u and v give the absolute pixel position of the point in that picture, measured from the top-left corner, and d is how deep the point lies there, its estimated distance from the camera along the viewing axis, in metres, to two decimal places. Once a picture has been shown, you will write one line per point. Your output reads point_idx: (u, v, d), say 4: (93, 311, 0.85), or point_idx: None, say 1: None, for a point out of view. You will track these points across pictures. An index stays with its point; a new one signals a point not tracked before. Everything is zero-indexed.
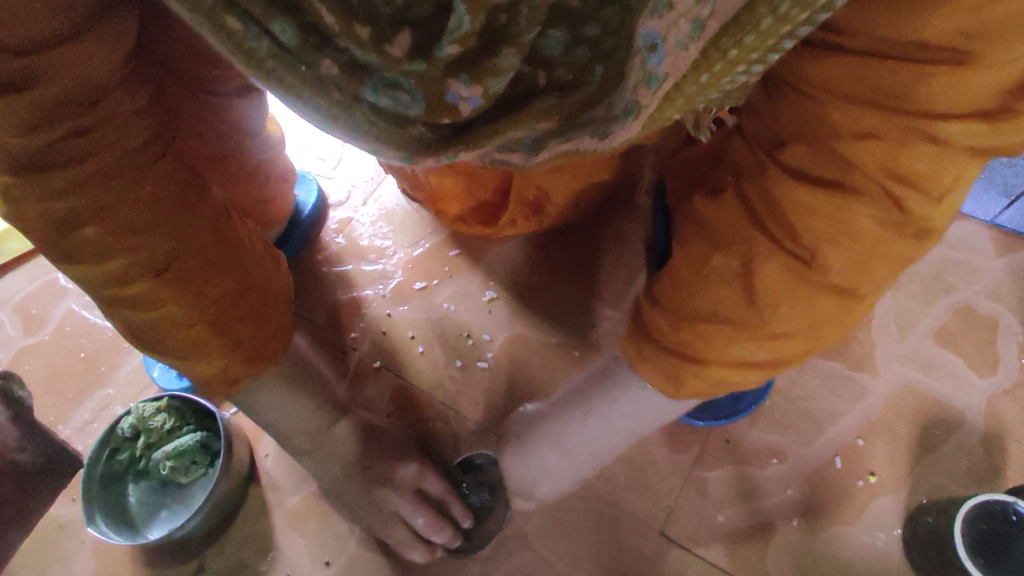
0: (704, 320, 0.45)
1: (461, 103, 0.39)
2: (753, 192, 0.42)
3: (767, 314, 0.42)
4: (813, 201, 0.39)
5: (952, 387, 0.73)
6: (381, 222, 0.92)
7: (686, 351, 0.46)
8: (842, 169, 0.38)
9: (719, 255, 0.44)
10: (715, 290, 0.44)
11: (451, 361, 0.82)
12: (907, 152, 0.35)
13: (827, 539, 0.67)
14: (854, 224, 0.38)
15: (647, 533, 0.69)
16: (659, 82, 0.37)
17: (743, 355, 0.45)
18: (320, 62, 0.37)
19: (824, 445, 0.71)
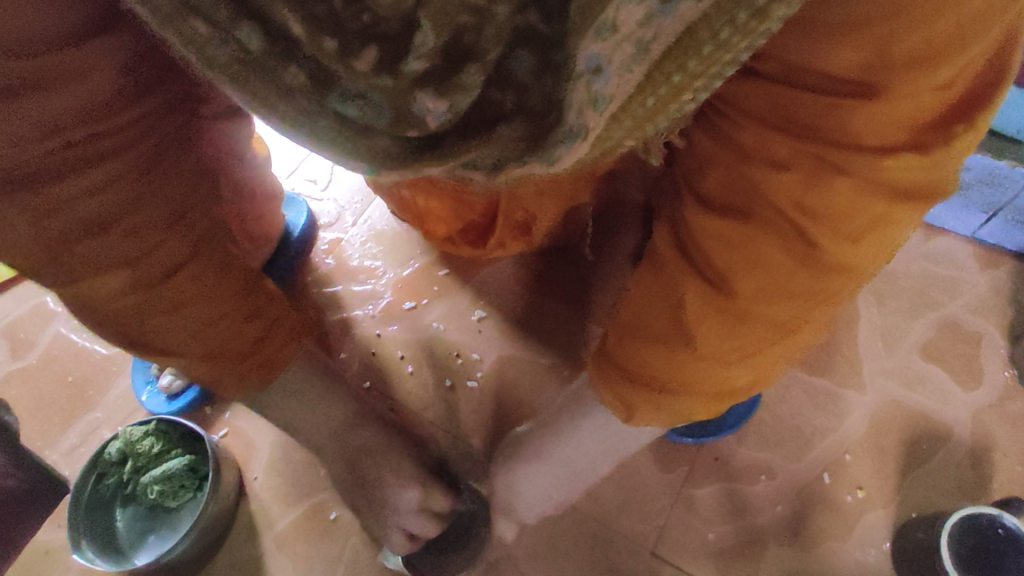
0: (645, 343, 0.45)
1: (426, 116, 0.40)
2: (680, 219, 0.43)
3: (694, 339, 0.43)
4: (726, 230, 0.39)
5: (937, 402, 0.73)
6: (371, 243, 0.93)
7: (633, 372, 0.47)
8: (755, 200, 0.38)
9: (653, 279, 0.45)
10: (653, 314, 0.45)
11: (442, 381, 0.82)
12: (818, 185, 0.35)
13: (818, 556, 0.67)
14: (764, 255, 0.38)
15: (637, 554, 0.69)
16: (605, 103, 0.35)
17: (682, 382, 0.45)
18: (285, 70, 0.39)
19: (813, 461, 0.71)
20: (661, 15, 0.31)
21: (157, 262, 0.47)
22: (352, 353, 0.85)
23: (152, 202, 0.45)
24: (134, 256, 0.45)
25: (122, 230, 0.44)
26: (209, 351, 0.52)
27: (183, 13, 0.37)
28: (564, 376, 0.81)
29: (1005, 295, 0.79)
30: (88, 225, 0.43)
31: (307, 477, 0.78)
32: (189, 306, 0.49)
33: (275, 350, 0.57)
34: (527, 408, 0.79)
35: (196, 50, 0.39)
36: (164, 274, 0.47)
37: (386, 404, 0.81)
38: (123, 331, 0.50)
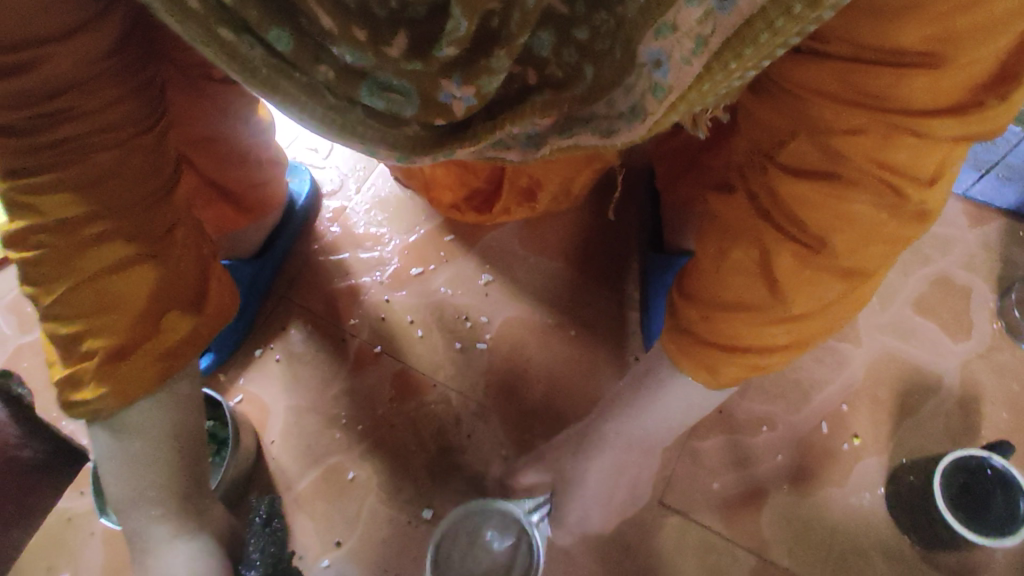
0: (732, 309, 0.46)
1: (453, 102, 0.42)
2: (758, 189, 0.46)
3: (787, 297, 0.45)
4: (812, 192, 0.42)
5: (930, 354, 0.76)
6: (375, 211, 0.94)
7: (718, 339, 0.48)
8: (836, 163, 0.41)
9: (735, 246, 0.46)
10: (739, 284, 0.46)
11: (452, 344, 0.84)
12: (895, 144, 0.39)
13: (816, 501, 0.71)
14: (851, 210, 0.41)
15: (646, 503, 0.72)
16: (664, 92, 0.40)
17: (773, 342, 0.47)
18: (316, 67, 0.40)
19: (811, 412, 0.75)
20: (719, 11, 0.36)
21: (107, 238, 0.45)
22: (362, 320, 0.86)
23: (129, 169, 0.46)
24: (86, 228, 0.45)
25: (81, 196, 0.44)
26: (180, 295, 0.49)
27: (212, 21, 0.37)
28: (570, 337, 0.83)
29: (994, 251, 0.82)
30: (45, 182, 0.43)
31: (322, 438, 0.80)
32: (116, 288, 0.46)
33: (171, 364, 0.49)
34: (536, 369, 0.82)
35: (230, 56, 0.39)
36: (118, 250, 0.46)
37: (397, 367, 0.83)
38: (62, 296, 0.46)
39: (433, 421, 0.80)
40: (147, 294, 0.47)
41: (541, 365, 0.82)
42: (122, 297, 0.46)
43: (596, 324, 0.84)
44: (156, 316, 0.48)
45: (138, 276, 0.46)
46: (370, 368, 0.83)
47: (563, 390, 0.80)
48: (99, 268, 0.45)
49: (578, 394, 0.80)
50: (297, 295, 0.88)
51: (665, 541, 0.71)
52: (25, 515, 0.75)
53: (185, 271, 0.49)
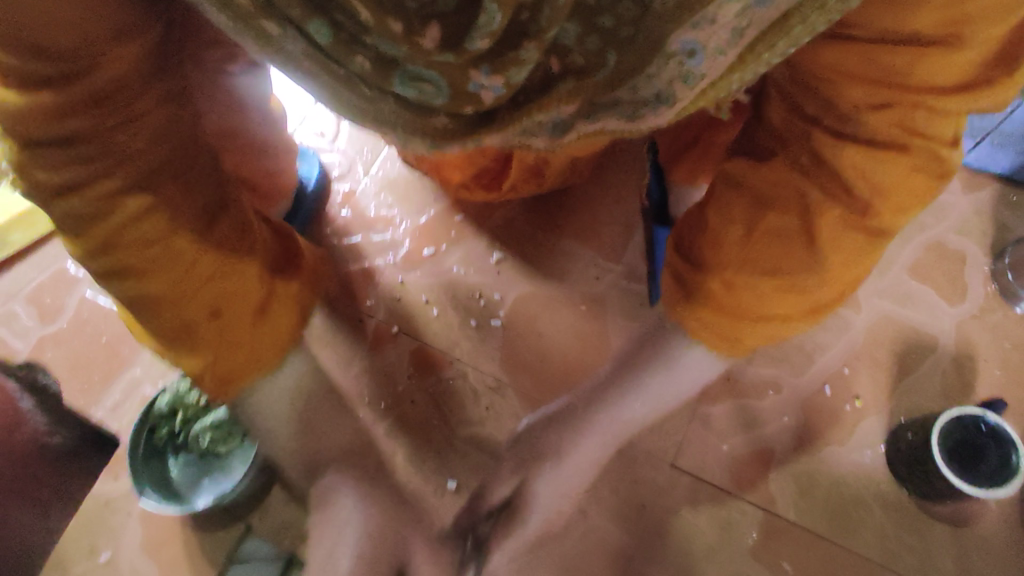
0: (770, 276, 0.50)
1: (481, 91, 0.43)
2: (794, 158, 0.48)
3: (822, 258, 0.48)
4: (849, 160, 0.45)
5: (926, 316, 0.80)
6: (384, 193, 0.95)
7: (748, 311, 0.52)
8: (865, 134, 0.44)
9: (773, 214, 0.49)
10: (779, 254, 0.49)
11: (467, 321, 0.87)
12: (916, 115, 0.42)
13: (820, 459, 0.75)
14: (880, 175, 0.44)
15: (660, 466, 0.77)
16: (695, 80, 0.43)
17: (810, 299, 0.51)
18: (352, 58, 0.41)
19: (814, 375, 0.78)
20: (756, 6, 0.38)
21: (184, 231, 0.48)
22: (378, 300, 0.89)
23: (180, 159, 0.47)
24: (161, 224, 0.46)
25: (149, 195, 0.45)
26: (253, 277, 0.53)
27: (255, 15, 0.38)
28: (582, 311, 0.86)
29: (989, 215, 0.84)
30: (112, 192, 0.43)
31: None
32: (207, 275, 0.49)
33: (269, 328, 0.57)
34: (549, 343, 0.85)
35: (272, 48, 0.40)
36: (196, 243, 0.48)
37: (415, 345, 0.86)
38: (139, 294, 0.48)
39: (453, 396, 0.83)
40: (223, 274, 0.51)
41: (553, 339, 0.85)
42: (219, 282, 0.50)
43: (606, 298, 0.86)
44: (235, 290, 0.52)
45: (216, 261, 0.50)
46: (389, 347, 0.86)
47: (576, 363, 0.84)
48: (184, 265, 0.48)
49: (590, 366, 0.83)
50: None
51: (679, 501, 0.75)
52: None
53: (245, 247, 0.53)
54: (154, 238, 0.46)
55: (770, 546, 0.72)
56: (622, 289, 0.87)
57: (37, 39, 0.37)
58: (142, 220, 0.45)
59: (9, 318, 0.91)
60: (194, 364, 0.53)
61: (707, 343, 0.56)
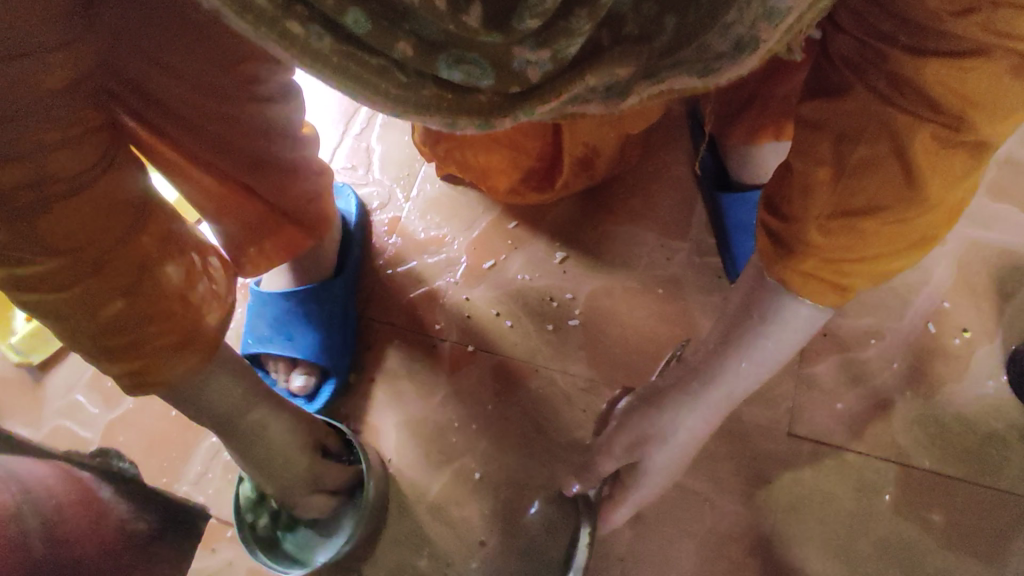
0: (865, 216, 0.40)
1: (525, 67, 0.38)
2: (871, 85, 0.40)
3: (924, 189, 0.39)
4: (938, 75, 0.36)
5: (1016, 235, 0.77)
6: (430, 214, 0.94)
7: (847, 256, 0.42)
8: (950, 42, 0.36)
9: (862, 146, 0.40)
10: (868, 188, 0.40)
11: (544, 326, 0.84)
12: (1013, 10, 0.34)
13: (943, 399, 0.72)
14: (975, 85, 0.36)
15: (776, 436, 0.73)
16: (781, 16, 0.38)
17: (908, 237, 0.41)
18: (395, 45, 0.34)
19: (915, 315, 0.75)
20: None
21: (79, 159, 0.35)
22: (447, 322, 0.86)
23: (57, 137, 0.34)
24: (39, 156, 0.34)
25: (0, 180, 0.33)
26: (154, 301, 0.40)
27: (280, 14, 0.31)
28: (659, 294, 0.83)
29: None
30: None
31: (439, 446, 0.80)
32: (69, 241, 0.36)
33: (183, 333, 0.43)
34: (631, 333, 0.82)
35: (296, 48, 0.32)
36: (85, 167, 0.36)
37: (495, 360, 0.84)
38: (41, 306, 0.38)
39: (544, 405, 0.80)
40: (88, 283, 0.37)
41: (635, 328, 0.82)
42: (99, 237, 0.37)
43: (679, 278, 0.84)
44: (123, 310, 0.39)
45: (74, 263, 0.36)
46: (468, 367, 0.84)
47: (665, 347, 0.81)
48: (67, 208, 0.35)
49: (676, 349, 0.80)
50: (377, 312, 0.88)
51: (805, 469, 0.72)
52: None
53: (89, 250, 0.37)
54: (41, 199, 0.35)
55: (911, 498, 0.69)
56: (694, 264, 0.84)
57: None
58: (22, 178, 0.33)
59: (73, 410, 0.88)
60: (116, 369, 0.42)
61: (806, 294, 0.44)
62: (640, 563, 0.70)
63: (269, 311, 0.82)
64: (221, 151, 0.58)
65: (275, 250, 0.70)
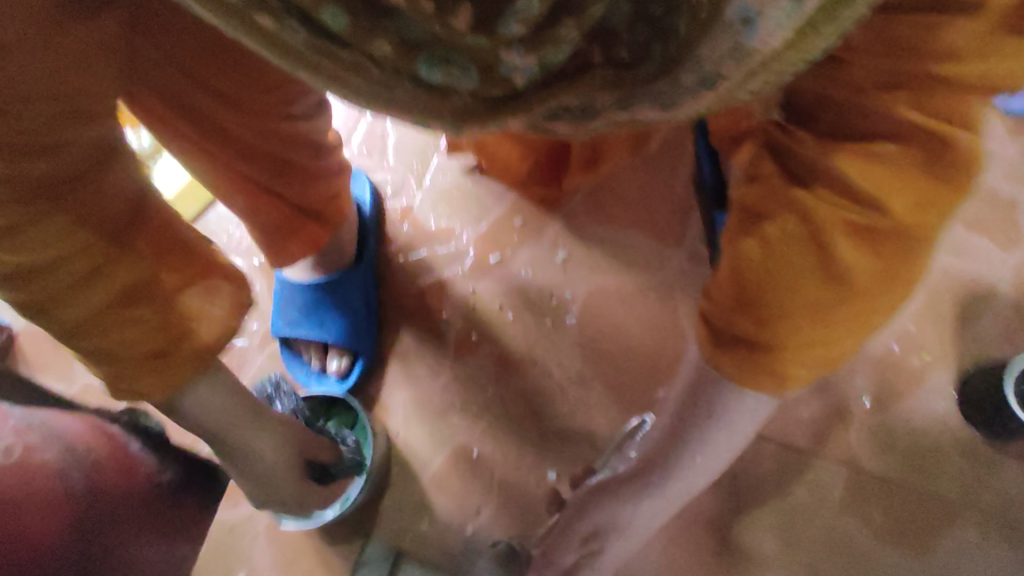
0: (778, 313, 0.36)
1: (513, 73, 0.33)
2: (784, 162, 0.37)
3: (848, 287, 0.35)
4: (853, 163, 0.33)
5: (983, 267, 0.83)
6: (440, 205, 1.00)
7: (754, 342, 0.38)
8: (873, 128, 0.33)
9: (773, 229, 0.36)
10: (786, 280, 0.36)
11: (542, 320, 0.92)
12: (934, 99, 0.31)
13: (896, 413, 0.80)
14: (891, 174, 0.33)
15: (745, 437, 0.82)
16: (748, 57, 0.31)
17: (830, 332, 0.37)
18: (374, 43, 0.31)
19: (882, 335, 0.82)
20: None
21: (120, 257, 0.40)
22: (452, 311, 0.94)
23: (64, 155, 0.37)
24: (92, 251, 0.39)
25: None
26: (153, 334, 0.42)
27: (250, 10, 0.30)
28: (651, 298, 0.90)
29: None
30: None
31: (442, 425, 0.88)
32: (123, 327, 0.41)
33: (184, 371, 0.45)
34: (622, 332, 0.89)
35: (272, 45, 0.32)
36: (125, 268, 0.41)
37: (496, 350, 0.91)
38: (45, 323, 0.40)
39: (537, 393, 0.88)
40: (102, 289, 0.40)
41: (626, 327, 0.89)
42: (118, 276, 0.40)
43: (670, 283, 0.90)
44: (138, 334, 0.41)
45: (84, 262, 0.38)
46: (471, 354, 0.91)
47: (653, 348, 0.88)
48: (111, 289, 0.40)
49: (662, 350, 0.88)
50: (388, 296, 0.96)
51: (766, 467, 0.81)
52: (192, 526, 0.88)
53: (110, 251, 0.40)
54: (87, 274, 0.39)
55: (858, 499, 0.78)
56: (685, 271, 0.90)
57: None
58: (82, 271, 0.39)
59: None
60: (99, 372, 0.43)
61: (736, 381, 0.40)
62: None
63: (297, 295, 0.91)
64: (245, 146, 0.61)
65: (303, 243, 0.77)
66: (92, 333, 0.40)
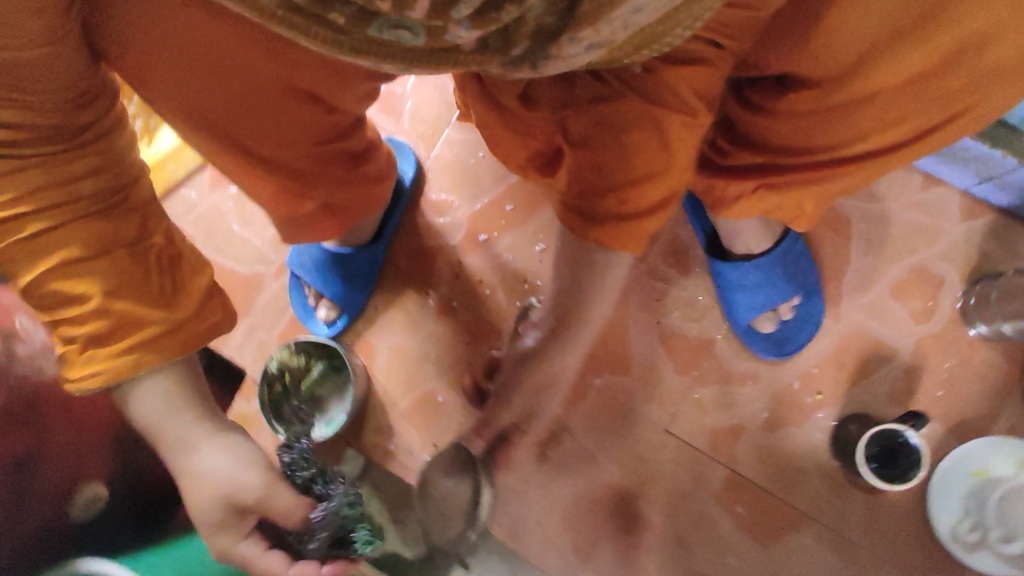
0: (630, 185, 0.67)
1: (457, 40, 0.42)
2: (615, 108, 0.64)
3: (671, 154, 0.66)
4: (672, 79, 0.61)
5: (894, 331, 0.96)
6: (445, 178, 1.12)
7: (619, 213, 0.68)
8: (690, 62, 0.60)
9: (631, 157, 0.65)
10: (630, 160, 0.66)
11: (513, 302, 1.06)
12: (703, 67, 0.61)
13: (781, 437, 0.97)
14: (701, 59, 0.60)
15: (656, 430, 1.00)
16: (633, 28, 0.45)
17: (670, 165, 0.67)
18: (330, 14, 0.40)
19: (789, 371, 0.98)
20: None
21: (98, 250, 0.48)
22: (440, 277, 1.09)
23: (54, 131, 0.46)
24: (65, 244, 0.47)
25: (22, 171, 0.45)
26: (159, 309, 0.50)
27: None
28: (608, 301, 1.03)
29: (977, 246, 0.95)
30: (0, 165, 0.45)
31: (417, 373, 1.07)
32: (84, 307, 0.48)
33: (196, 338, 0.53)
34: None
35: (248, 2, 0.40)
36: (98, 261, 0.48)
37: (471, 318, 1.07)
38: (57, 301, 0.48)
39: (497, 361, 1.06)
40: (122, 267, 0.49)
41: None
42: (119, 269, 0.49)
43: (628, 290, 1.03)
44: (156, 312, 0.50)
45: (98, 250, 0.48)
46: (449, 319, 1.08)
47: (601, 345, 1.03)
48: (85, 282, 0.48)
49: (608, 347, 1.02)
50: (388, 254, 1.11)
51: (667, 455, 1.00)
52: None
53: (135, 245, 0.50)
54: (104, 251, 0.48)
55: (730, 495, 0.97)
56: (643, 283, 1.03)
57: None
58: (63, 260, 0.47)
59: None
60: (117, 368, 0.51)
61: (600, 240, 0.69)
62: (537, 486, 1.02)
63: (313, 251, 1.07)
64: (285, 156, 0.74)
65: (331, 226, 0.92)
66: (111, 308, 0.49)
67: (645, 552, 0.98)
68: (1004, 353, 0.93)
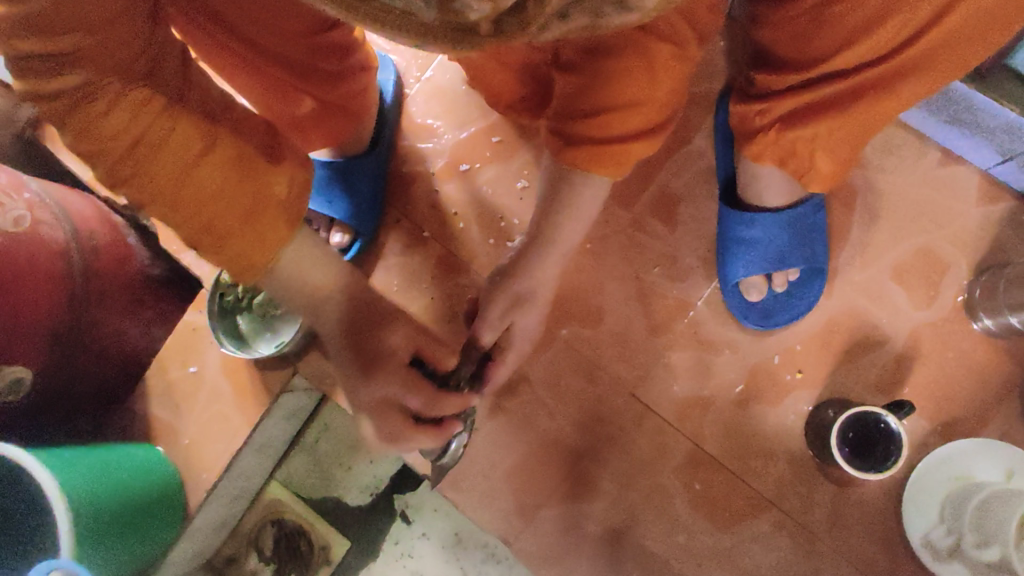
0: (617, 109, 0.65)
1: (468, 10, 0.40)
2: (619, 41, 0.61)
3: (657, 81, 0.65)
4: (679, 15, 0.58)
5: (888, 315, 0.88)
6: (433, 102, 1.05)
7: (597, 138, 0.66)
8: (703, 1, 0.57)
9: (618, 87, 0.64)
10: (615, 89, 0.64)
11: (487, 239, 1.00)
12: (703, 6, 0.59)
13: (752, 415, 0.90)
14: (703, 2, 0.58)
15: (620, 392, 0.93)
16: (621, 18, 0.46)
17: (653, 94, 0.65)
18: None
19: (770, 345, 0.90)
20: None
21: (184, 115, 0.52)
22: (415, 204, 1.03)
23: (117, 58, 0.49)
24: (162, 119, 0.51)
25: (109, 106, 0.49)
26: (238, 205, 0.54)
27: None
28: (587, 249, 0.96)
29: (991, 233, 0.88)
30: (90, 94, 0.48)
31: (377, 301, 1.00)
32: (211, 172, 0.53)
33: (274, 225, 0.57)
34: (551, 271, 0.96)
35: None
36: (190, 125, 0.52)
37: (442, 251, 1.01)
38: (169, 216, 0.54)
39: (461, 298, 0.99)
40: (214, 184, 0.53)
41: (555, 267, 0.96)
42: (207, 182, 0.53)
43: (610, 240, 0.96)
44: (237, 208, 0.54)
45: (203, 166, 0.53)
46: (418, 250, 1.01)
47: (572, 295, 0.95)
48: (189, 151, 0.52)
49: (580, 297, 0.95)
50: None
51: (628, 421, 0.92)
52: (163, 318, 1.07)
53: (234, 150, 0.54)
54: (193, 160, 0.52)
55: (689, 470, 0.90)
56: (626, 234, 0.96)
57: (45, 10, 0.44)
58: (166, 133, 0.51)
59: None
60: (228, 261, 0.57)
61: (590, 163, 0.67)
62: (486, 436, 0.94)
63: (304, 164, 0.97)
64: (277, 46, 0.71)
65: (330, 134, 0.89)
66: (205, 209, 0.54)
67: (590, 518, 0.91)
68: (1005, 352, 0.86)
